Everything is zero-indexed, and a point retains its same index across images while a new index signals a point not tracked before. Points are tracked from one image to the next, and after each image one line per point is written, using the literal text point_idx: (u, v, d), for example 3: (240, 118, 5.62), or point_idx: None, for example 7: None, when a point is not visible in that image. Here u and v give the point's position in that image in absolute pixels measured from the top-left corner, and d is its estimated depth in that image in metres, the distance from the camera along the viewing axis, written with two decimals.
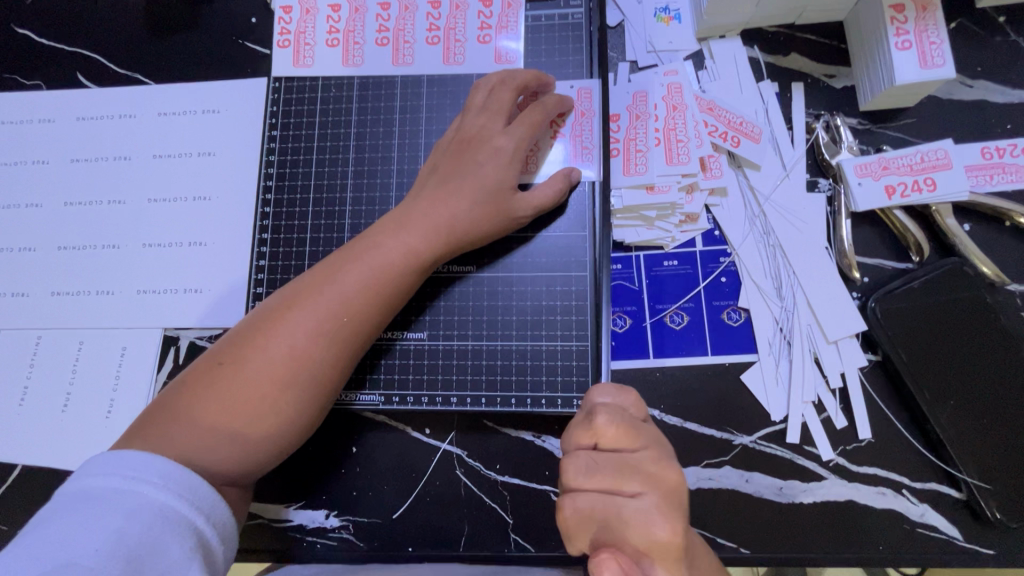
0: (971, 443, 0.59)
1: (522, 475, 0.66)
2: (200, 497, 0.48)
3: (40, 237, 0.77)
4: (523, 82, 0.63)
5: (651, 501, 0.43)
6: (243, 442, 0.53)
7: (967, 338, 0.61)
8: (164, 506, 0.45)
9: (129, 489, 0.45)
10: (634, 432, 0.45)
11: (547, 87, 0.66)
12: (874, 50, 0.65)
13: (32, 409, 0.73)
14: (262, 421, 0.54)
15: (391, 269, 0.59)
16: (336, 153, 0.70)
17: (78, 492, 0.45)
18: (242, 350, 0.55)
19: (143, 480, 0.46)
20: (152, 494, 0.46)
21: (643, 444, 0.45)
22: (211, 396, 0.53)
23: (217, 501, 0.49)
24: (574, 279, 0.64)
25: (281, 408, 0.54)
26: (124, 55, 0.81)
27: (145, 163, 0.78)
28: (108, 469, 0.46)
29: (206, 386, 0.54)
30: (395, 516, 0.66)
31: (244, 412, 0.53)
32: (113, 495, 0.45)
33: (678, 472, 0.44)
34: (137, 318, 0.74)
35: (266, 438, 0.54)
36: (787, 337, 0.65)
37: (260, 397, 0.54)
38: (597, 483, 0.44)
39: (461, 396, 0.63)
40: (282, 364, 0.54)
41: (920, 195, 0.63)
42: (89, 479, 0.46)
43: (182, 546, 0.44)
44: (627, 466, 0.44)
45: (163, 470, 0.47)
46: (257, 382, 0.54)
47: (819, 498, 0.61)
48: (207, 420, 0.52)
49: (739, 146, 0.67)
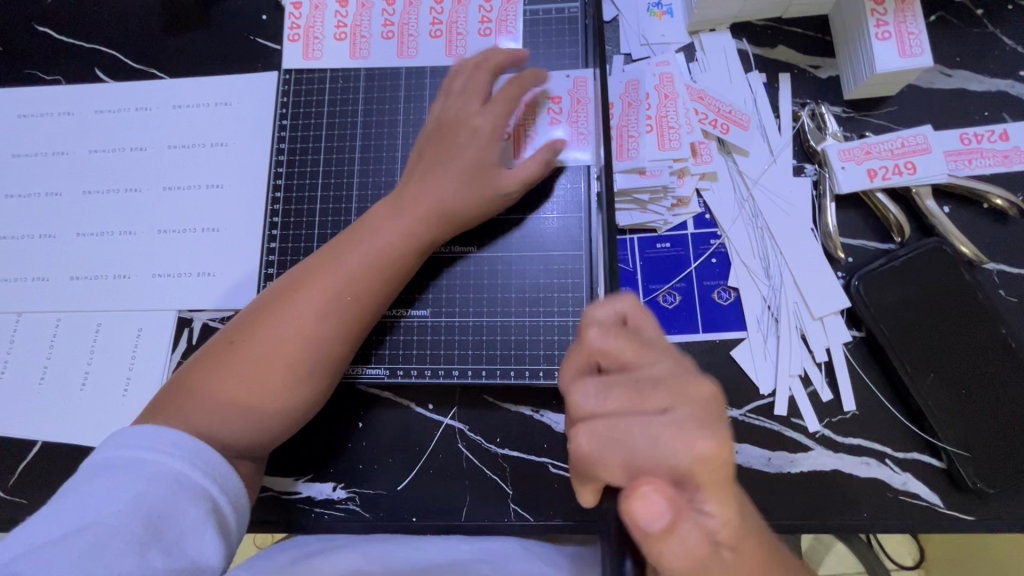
0: (950, 413, 0.62)
1: (522, 447, 0.68)
2: (214, 467, 0.51)
3: (60, 224, 0.81)
4: (498, 63, 0.67)
5: (685, 414, 0.38)
6: (255, 416, 0.57)
7: (946, 314, 0.63)
8: (179, 474, 0.48)
9: (148, 458, 0.48)
10: (637, 346, 0.42)
11: (520, 62, 0.69)
12: (856, 41, 0.69)
13: (53, 388, 0.76)
14: (272, 396, 0.57)
15: (390, 252, 0.62)
16: (344, 140, 0.74)
17: (101, 462, 0.48)
18: (251, 330, 0.58)
19: (161, 451, 0.49)
20: (170, 463, 0.49)
21: (653, 359, 0.42)
22: (223, 374, 0.56)
23: (229, 472, 0.52)
24: (571, 258, 0.67)
25: (289, 384, 0.58)
26: (140, 51, 0.85)
27: (160, 153, 0.81)
28: (127, 441, 0.50)
29: (219, 365, 0.57)
30: (400, 488, 0.69)
31: (255, 388, 0.56)
32: (132, 464, 0.48)
33: (712, 388, 0.40)
34: (152, 301, 0.78)
35: (279, 409, 0.58)
36: (774, 315, 0.68)
37: (269, 375, 0.57)
38: (614, 403, 0.40)
39: (463, 371, 0.66)
40: (291, 341, 0.58)
41: (901, 177, 0.66)
42: (111, 451, 0.49)
43: (198, 510, 0.47)
44: (644, 381, 0.40)
45: (179, 442, 0.50)
46: (268, 358, 0.57)
47: (806, 467, 0.64)
48: (221, 397, 0.56)
49: (729, 133, 0.71)
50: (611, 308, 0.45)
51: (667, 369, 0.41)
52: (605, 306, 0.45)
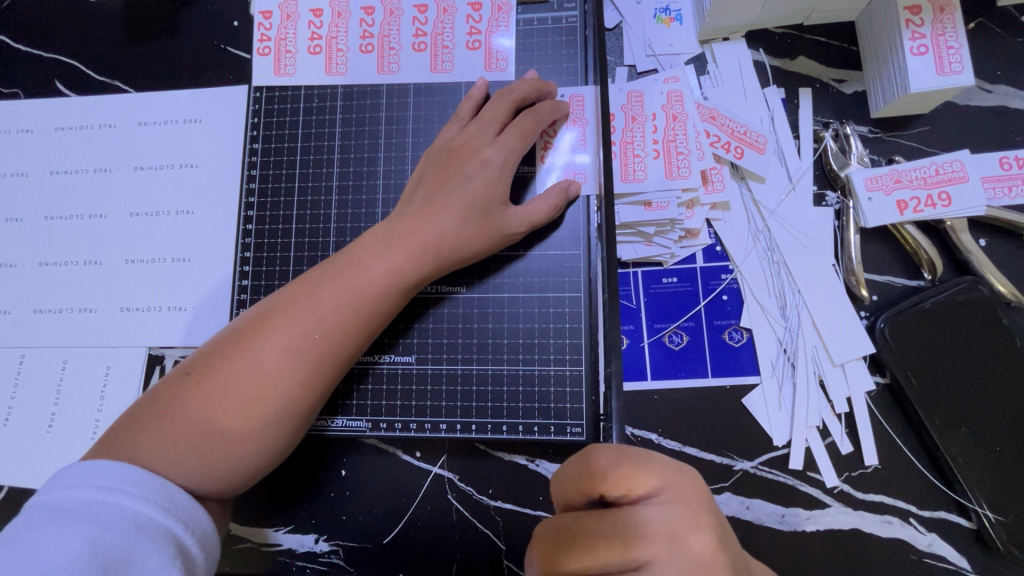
0: (982, 471, 0.57)
1: (516, 500, 0.64)
2: (178, 506, 0.46)
3: (22, 252, 0.75)
4: (521, 94, 0.61)
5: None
6: (210, 464, 0.50)
7: (980, 362, 0.58)
8: (140, 515, 0.44)
9: (106, 498, 0.44)
10: (624, 545, 0.40)
11: (547, 95, 0.63)
12: (888, 54, 0.62)
13: (16, 430, 0.71)
14: (230, 442, 0.51)
15: (371, 287, 0.56)
16: (321, 165, 0.68)
17: (48, 505, 0.43)
18: (213, 363, 0.53)
19: (120, 490, 0.44)
20: (129, 503, 0.44)
21: (647, 554, 0.39)
22: (178, 411, 0.51)
23: (195, 509, 0.47)
24: (568, 299, 0.61)
25: (250, 428, 0.51)
26: (102, 62, 0.78)
27: (126, 175, 0.75)
28: (80, 481, 0.44)
29: (175, 400, 0.51)
30: (385, 542, 0.64)
31: (212, 431, 0.50)
32: (86, 506, 0.43)
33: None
34: (121, 336, 0.72)
35: (234, 457, 0.51)
36: (790, 359, 0.62)
37: (229, 415, 0.51)
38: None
39: (437, 422, 0.61)
40: (253, 378, 0.52)
41: (934, 210, 0.60)
42: (61, 493, 0.44)
43: (163, 552, 0.43)
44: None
45: (140, 480, 0.46)
46: (226, 396, 0.51)
47: (823, 525, 0.59)
48: (173, 437, 0.50)
49: (743, 157, 0.64)
50: (599, 474, 0.42)
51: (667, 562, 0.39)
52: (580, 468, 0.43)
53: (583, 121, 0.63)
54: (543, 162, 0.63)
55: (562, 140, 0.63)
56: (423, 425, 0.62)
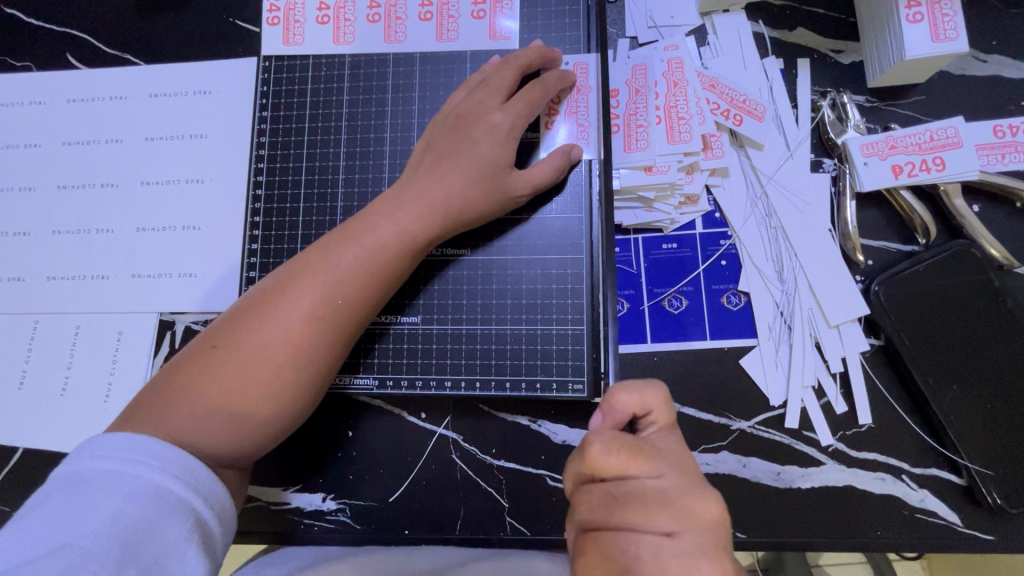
0: (972, 428, 0.59)
1: (518, 459, 0.65)
2: (196, 479, 0.45)
3: (35, 221, 0.77)
4: (528, 61, 0.62)
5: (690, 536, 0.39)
6: (242, 426, 0.51)
7: (971, 323, 0.60)
8: (159, 487, 0.43)
9: (126, 471, 0.43)
10: (641, 456, 0.42)
11: (552, 63, 0.64)
12: (884, 24, 0.63)
13: (30, 394, 0.73)
14: (259, 406, 0.52)
15: (386, 250, 0.57)
16: (328, 132, 0.69)
17: (72, 475, 0.43)
18: (236, 332, 0.53)
19: (139, 462, 0.44)
20: (148, 476, 0.43)
21: (658, 464, 0.42)
22: (206, 380, 0.51)
23: (214, 482, 0.46)
24: (571, 261, 0.63)
25: (279, 391, 0.53)
26: (113, 35, 0.79)
27: (137, 146, 0.77)
28: (102, 452, 0.44)
29: (201, 371, 0.52)
30: (391, 500, 0.66)
31: (242, 396, 0.51)
32: (108, 478, 0.42)
33: (715, 503, 0.41)
34: (133, 302, 0.74)
35: (261, 420, 0.52)
36: (787, 322, 0.64)
37: (257, 380, 0.52)
38: (626, 513, 0.40)
39: (444, 382, 0.63)
40: (278, 343, 0.53)
41: (928, 175, 0.62)
42: (83, 463, 0.44)
43: (180, 527, 0.42)
44: (656, 498, 0.40)
45: (160, 453, 0.45)
46: (252, 362, 0.52)
47: (818, 482, 0.60)
48: (206, 405, 0.50)
49: (742, 125, 0.65)
50: (637, 398, 0.45)
51: (675, 483, 0.41)
52: (630, 394, 0.46)
53: (587, 88, 0.64)
54: (547, 130, 0.64)
55: (559, 125, 0.64)
56: (429, 383, 0.64)
